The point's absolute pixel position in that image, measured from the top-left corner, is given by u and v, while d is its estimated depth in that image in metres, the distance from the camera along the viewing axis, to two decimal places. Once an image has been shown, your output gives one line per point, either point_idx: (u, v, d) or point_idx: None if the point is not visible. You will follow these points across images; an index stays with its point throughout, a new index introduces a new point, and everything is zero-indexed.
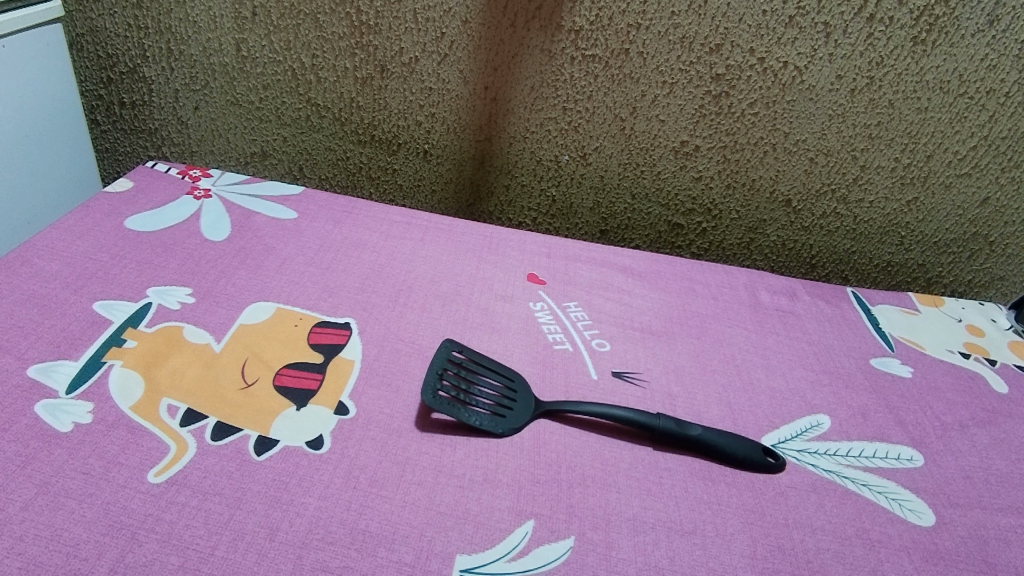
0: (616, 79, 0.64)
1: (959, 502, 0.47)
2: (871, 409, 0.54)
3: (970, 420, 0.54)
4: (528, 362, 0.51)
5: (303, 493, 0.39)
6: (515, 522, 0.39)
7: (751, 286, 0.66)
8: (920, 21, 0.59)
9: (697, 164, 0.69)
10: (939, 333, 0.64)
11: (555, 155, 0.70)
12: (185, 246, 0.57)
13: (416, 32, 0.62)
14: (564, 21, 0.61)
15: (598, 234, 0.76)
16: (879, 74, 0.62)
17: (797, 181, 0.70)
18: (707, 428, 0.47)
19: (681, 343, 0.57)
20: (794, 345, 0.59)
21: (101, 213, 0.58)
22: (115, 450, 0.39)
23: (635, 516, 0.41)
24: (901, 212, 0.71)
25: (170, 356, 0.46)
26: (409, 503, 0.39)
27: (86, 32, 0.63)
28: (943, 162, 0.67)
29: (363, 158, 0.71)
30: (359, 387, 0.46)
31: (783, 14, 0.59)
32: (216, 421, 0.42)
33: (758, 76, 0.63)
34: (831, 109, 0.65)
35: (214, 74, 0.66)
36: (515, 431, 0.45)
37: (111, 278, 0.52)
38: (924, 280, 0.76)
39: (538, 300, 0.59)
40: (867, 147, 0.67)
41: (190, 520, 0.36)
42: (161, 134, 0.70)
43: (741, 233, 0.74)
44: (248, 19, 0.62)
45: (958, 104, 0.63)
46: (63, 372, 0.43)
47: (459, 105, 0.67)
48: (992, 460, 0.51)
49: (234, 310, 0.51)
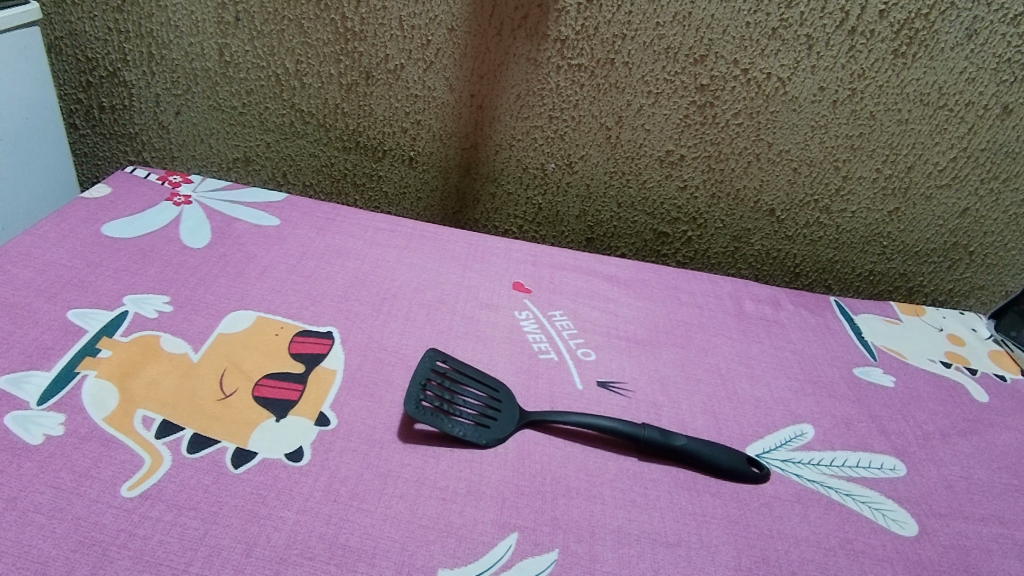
0: (602, 88, 0.64)
1: (941, 511, 0.47)
2: (854, 418, 0.54)
3: (951, 429, 0.55)
4: (513, 372, 0.51)
5: (281, 507, 0.38)
6: (498, 535, 0.39)
7: (736, 295, 0.66)
8: (900, 35, 0.59)
9: (682, 173, 0.70)
10: (921, 342, 0.65)
11: (541, 164, 0.70)
12: (163, 253, 0.55)
13: (402, 39, 0.62)
14: (549, 31, 0.61)
15: (584, 242, 0.76)
16: (860, 86, 0.63)
17: (780, 191, 0.70)
18: (692, 438, 0.47)
19: (666, 352, 0.57)
20: (778, 355, 0.59)
21: (77, 219, 0.57)
22: (87, 463, 0.38)
23: (620, 528, 0.41)
24: (883, 222, 0.72)
25: (145, 366, 0.45)
26: (390, 516, 0.38)
27: (65, 35, 0.62)
28: (923, 174, 0.68)
29: (348, 165, 0.71)
30: (341, 397, 0.46)
31: (766, 26, 0.60)
32: (193, 433, 0.41)
33: (741, 87, 0.63)
34: (813, 119, 0.65)
35: (196, 79, 0.65)
36: (500, 441, 0.45)
37: (87, 286, 0.50)
38: (905, 289, 0.77)
39: (523, 309, 0.58)
40: (849, 158, 0.68)
41: (164, 535, 0.35)
42: (142, 139, 0.69)
43: (725, 242, 0.74)
44: (231, 24, 0.61)
45: (937, 116, 0.64)
46: (34, 383, 0.42)
47: (445, 113, 0.67)
48: (973, 469, 0.51)
49: (213, 318, 0.50)
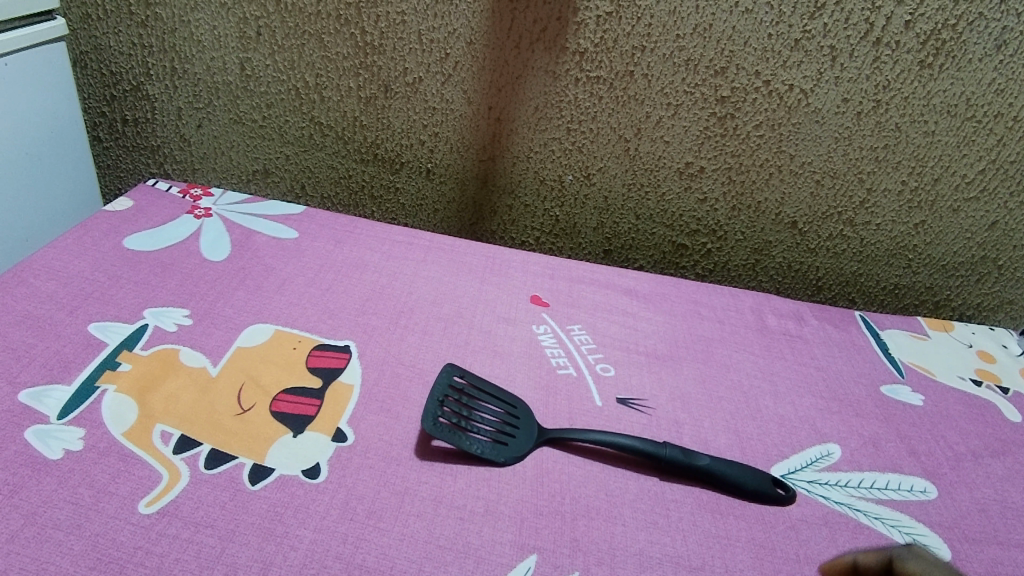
0: (621, 100, 0.64)
1: (975, 536, 0.45)
2: (882, 438, 0.52)
3: (983, 450, 0.53)
4: (531, 388, 0.50)
5: (298, 525, 0.37)
6: (517, 556, 0.38)
7: (757, 309, 0.65)
8: (926, 45, 0.58)
9: (701, 185, 0.69)
10: (950, 359, 0.63)
11: (558, 176, 0.70)
12: (183, 266, 0.56)
13: (420, 52, 0.62)
14: (568, 43, 0.61)
15: (601, 254, 0.75)
16: (885, 97, 0.62)
17: (802, 204, 0.69)
18: (714, 458, 0.46)
19: (687, 368, 0.56)
20: (802, 371, 0.58)
21: (99, 232, 0.58)
22: (105, 479, 0.38)
23: (642, 551, 0.40)
24: (909, 235, 0.70)
25: (164, 380, 0.45)
26: (408, 536, 0.38)
27: (90, 50, 0.63)
28: (950, 186, 0.67)
29: (365, 177, 0.71)
30: (358, 413, 0.45)
31: (789, 38, 0.59)
32: (211, 448, 0.41)
33: (763, 98, 0.63)
34: (837, 131, 0.64)
35: (217, 93, 0.65)
36: (518, 459, 0.44)
37: (108, 299, 0.51)
38: (931, 303, 0.75)
39: (541, 323, 0.58)
40: (874, 169, 0.66)
41: (180, 553, 0.35)
42: (163, 151, 0.70)
43: (746, 255, 0.73)
44: (253, 39, 0.62)
45: (965, 128, 0.63)
46: (55, 398, 0.42)
47: (462, 125, 0.67)
48: (1008, 492, 0.49)
49: (232, 332, 0.50)
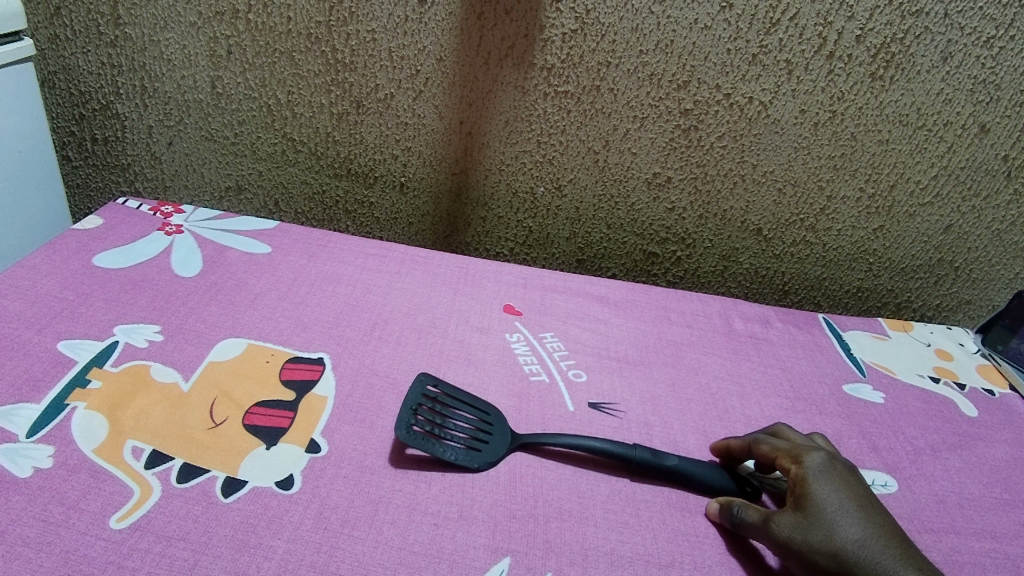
0: (589, 114, 0.66)
1: (934, 527, 0.47)
2: (844, 435, 0.54)
3: (942, 444, 0.55)
4: (504, 395, 0.51)
5: (271, 536, 0.38)
6: (490, 559, 0.39)
7: (725, 314, 0.67)
8: (877, 58, 0.61)
9: (669, 195, 0.71)
10: (908, 357, 0.65)
11: (530, 188, 0.71)
12: (154, 283, 0.56)
13: (392, 69, 0.64)
14: (536, 59, 0.63)
15: (575, 264, 0.76)
16: (840, 108, 0.64)
17: (766, 211, 0.71)
18: (683, 457, 0.47)
19: (657, 371, 0.57)
20: (768, 373, 0.60)
21: (69, 251, 0.58)
22: (76, 495, 0.38)
23: (612, 550, 0.41)
24: (868, 239, 0.73)
25: (136, 396, 0.45)
26: (382, 543, 0.38)
27: (58, 70, 0.63)
28: (906, 192, 0.69)
29: (339, 192, 0.72)
30: (332, 424, 0.46)
31: (747, 53, 0.61)
32: (183, 462, 0.41)
33: (724, 111, 0.65)
34: (796, 141, 0.67)
35: (189, 111, 0.66)
36: (491, 465, 0.45)
37: (78, 317, 0.51)
38: (893, 305, 0.78)
39: (514, 331, 0.59)
40: (832, 177, 0.69)
41: (153, 566, 0.35)
42: (134, 169, 0.70)
43: (714, 262, 0.75)
44: (223, 57, 0.63)
45: (917, 136, 0.66)
46: (24, 416, 0.42)
47: (435, 139, 0.68)
48: (964, 484, 0.51)
49: (204, 346, 0.50)
